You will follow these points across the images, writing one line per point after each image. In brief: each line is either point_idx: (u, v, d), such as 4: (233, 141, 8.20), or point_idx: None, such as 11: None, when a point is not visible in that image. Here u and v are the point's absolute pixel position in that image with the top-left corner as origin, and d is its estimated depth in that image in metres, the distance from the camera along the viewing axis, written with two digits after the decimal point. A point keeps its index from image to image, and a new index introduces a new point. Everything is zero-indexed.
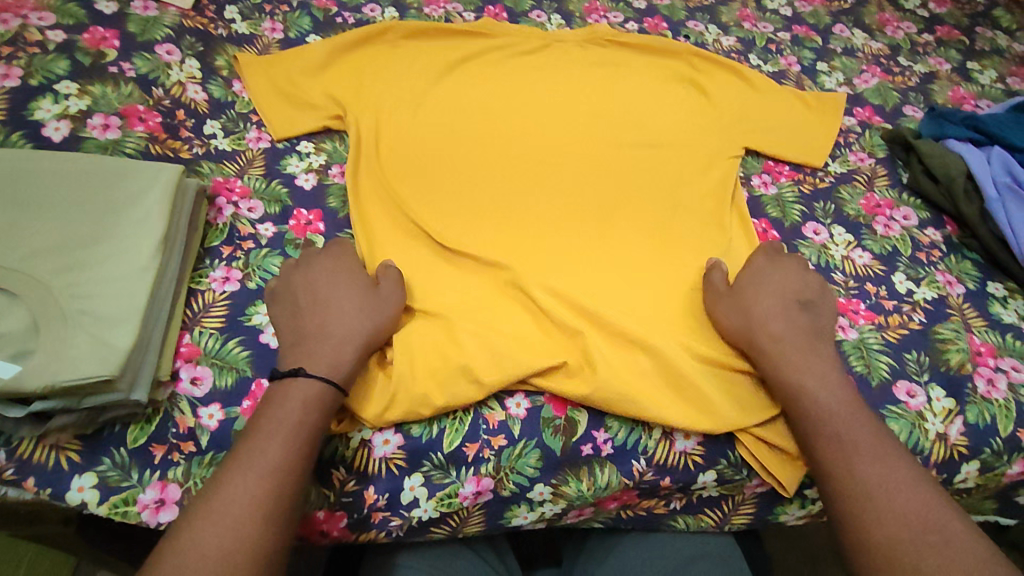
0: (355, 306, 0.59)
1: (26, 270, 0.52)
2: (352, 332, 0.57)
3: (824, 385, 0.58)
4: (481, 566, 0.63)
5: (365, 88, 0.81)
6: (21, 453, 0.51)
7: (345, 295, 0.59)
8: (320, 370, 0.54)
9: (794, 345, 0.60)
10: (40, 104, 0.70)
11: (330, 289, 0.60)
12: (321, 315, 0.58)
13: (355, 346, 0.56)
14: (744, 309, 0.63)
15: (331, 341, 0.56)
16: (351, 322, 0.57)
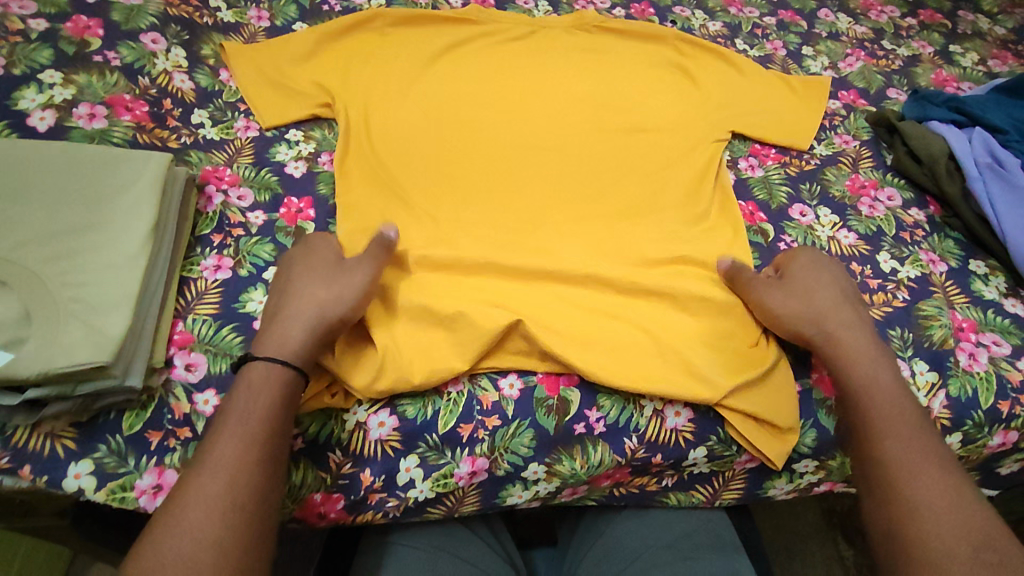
0: (315, 288, 0.58)
1: (16, 259, 0.52)
2: (307, 315, 0.56)
3: (876, 376, 0.59)
4: (478, 545, 0.64)
5: (353, 76, 0.81)
6: (16, 441, 0.51)
7: (306, 279, 0.59)
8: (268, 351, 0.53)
9: (860, 342, 0.61)
10: (24, 93, 0.69)
11: (290, 277, 0.59)
12: (282, 301, 0.57)
13: (306, 327, 0.55)
14: (799, 296, 0.64)
15: (289, 323, 0.55)
16: (308, 304, 0.56)
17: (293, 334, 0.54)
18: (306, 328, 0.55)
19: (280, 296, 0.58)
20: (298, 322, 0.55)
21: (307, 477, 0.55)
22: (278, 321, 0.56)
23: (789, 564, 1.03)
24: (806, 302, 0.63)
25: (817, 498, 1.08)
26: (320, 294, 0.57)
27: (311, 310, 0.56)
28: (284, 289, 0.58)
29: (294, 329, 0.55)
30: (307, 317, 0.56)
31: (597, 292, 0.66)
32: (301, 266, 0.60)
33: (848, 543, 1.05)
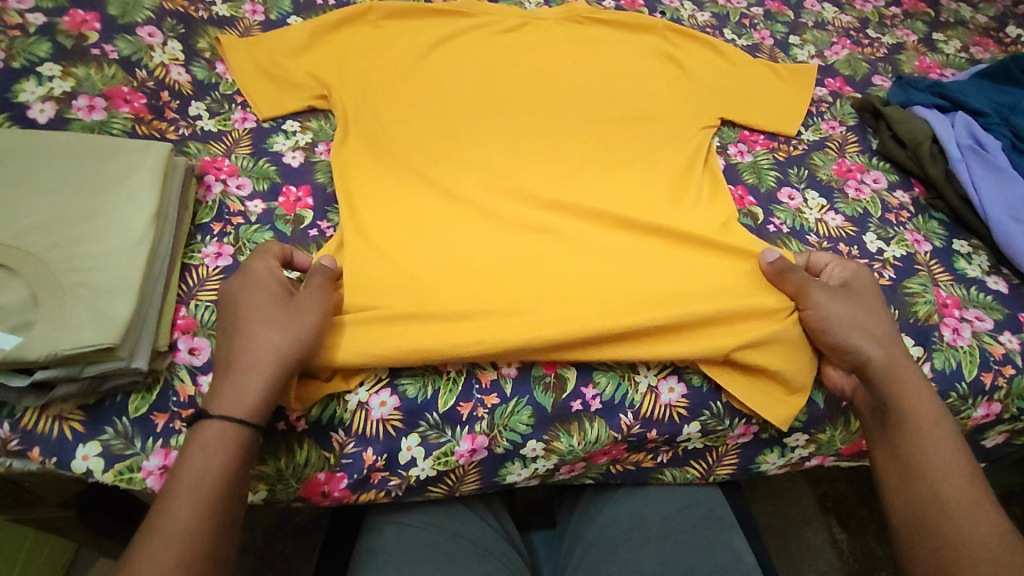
0: (266, 328, 0.54)
1: (22, 245, 0.53)
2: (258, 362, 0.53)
3: (934, 413, 0.59)
4: (478, 522, 0.66)
5: (348, 67, 0.82)
6: (25, 424, 0.52)
7: (256, 317, 0.55)
8: (229, 411, 0.51)
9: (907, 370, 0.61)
10: (24, 86, 0.70)
11: (237, 314, 0.55)
12: (233, 346, 0.54)
13: (261, 376, 0.52)
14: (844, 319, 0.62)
15: (246, 374, 0.52)
16: (262, 350, 0.53)
17: (252, 388, 0.52)
18: (266, 380, 0.52)
19: (229, 340, 0.55)
20: (256, 372, 0.52)
21: (311, 456, 0.57)
22: (232, 372, 0.52)
23: (784, 547, 1.05)
24: (856, 313, 0.63)
25: (811, 482, 1.11)
26: (273, 337, 0.54)
27: (267, 357, 0.53)
28: (234, 330, 0.54)
29: (252, 384, 0.52)
30: (264, 365, 0.53)
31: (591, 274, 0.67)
32: (244, 299, 0.56)
33: (841, 526, 1.07)
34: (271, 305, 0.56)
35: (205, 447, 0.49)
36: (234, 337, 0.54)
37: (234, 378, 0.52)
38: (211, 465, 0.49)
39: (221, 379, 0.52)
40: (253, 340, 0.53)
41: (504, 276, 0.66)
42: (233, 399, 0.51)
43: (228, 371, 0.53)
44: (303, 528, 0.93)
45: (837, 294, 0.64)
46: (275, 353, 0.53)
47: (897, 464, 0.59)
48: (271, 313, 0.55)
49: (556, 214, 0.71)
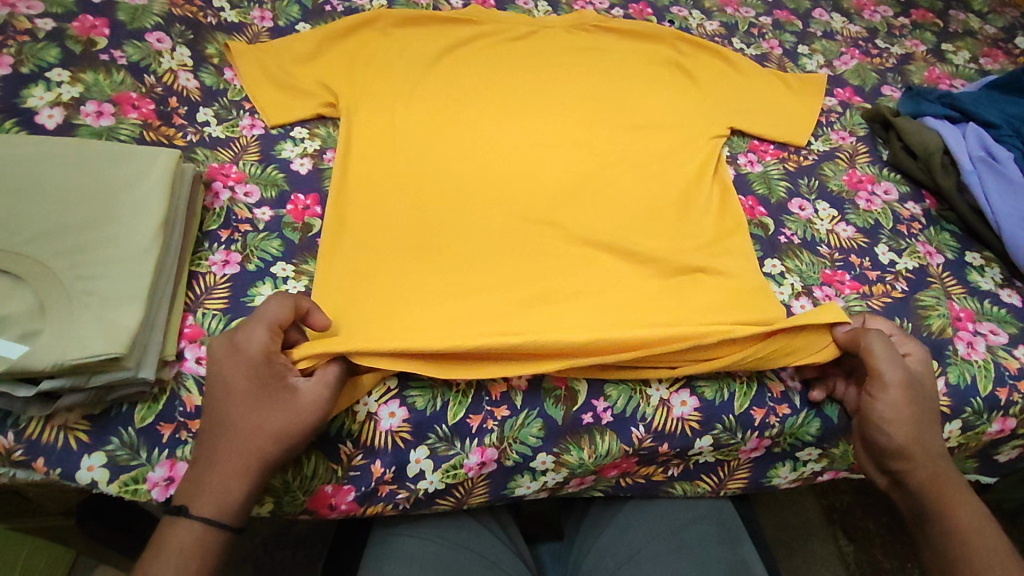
0: (262, 426, 0.50)
1: (29, 253, 0.52)
2: (250, 457, 0.50)
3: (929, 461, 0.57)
4: (486, 534, 0.65)
5: (357, 75, 0.82)
6: (30, 434, 0.51)
7: (249, 412, 0.50)
8: (208, 511, 0.48)
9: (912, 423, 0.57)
10: (32, 91, 0.70)
11: (226, 393, 0.50)
12: (220, 439, 0.50)
13: (250, 475, 0.50)
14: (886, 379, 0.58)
15: (230, 475, 0.49)
16: (251, 454, 0.50)
17: (235, 489, 0.49)
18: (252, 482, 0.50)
19: (214, 431, 0.50)
20: (239, 476, 0.49)
21: (318, 467, 0.56)
22: (215, 471, 0.49)
23: (791, 559, 1.04)
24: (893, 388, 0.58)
25: (817, 494, 1.10)
26: (266, 440, 0.50)
27: (256, 463, 0.50)
28: (221, 414, 0.50)
29: (239, 484, 0.49)
30: (252, 470, 0.50)
31: (599, 285, 0.67)
32: (234, 373, 0.51)
33: (848, 539, 1.06)
34: (264, 398, 0.51)
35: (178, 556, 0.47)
36: (223, 425, 0.50)
37: (219, 476, 0.49)
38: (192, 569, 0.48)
39: (203, 471, 0.49)
40: (245, 440, 0.50)
41: (512, 286, 0.66)
42: (214, 501, 0.49)
43: (212, 467, 0.49)
44: (306, 535, 0.93)
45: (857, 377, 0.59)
46: (264, 457, 0.50)
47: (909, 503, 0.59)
48: (264, 410, 0.50)
49: (565, 225, 0.71)
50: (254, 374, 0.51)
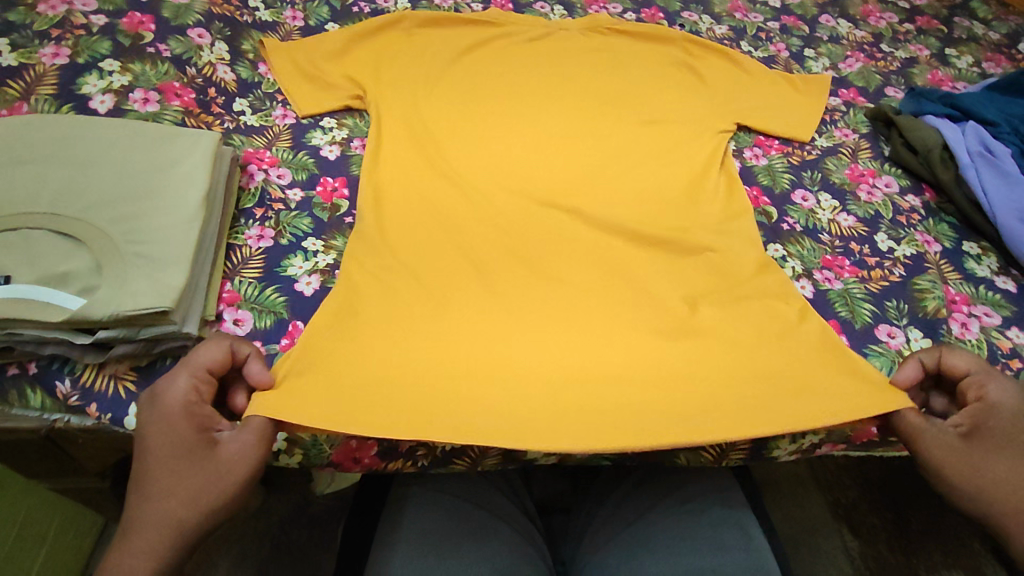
0: (175, 491, 0.50)
1: (87, 219, 0.57)
2: (165, 522, 0.50)
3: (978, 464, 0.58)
4: (496, 493, 0.70)
5: (383, 70, 0.87)
6: (85, 381, 0.56)
7: (165, 475, 0.50)
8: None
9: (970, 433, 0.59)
10: (87, 79, 0.75)
11: (146, 458, 0.51)
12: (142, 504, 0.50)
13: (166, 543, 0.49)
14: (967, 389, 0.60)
15: (144, 544, 0.49)
16: (167, 520, 0.50)
17: (147, 561, 0.49)
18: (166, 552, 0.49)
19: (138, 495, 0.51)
20: (150, 547, 0.49)
21: None
22: (133, 540, 0.49)
23: (796, 552, 1.05)
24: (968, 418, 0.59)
25: (822, 489, 1.12)
26: (178, 505, 0.50)
27: (171, 531, 0.50)
28: (141, 478, 0.51)
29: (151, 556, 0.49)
30: (169, 536, 0.50)
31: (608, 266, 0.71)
32: (153, 434, 0.51)
33: (852, 534, 1.08)
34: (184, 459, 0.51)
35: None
36: (143, 490, 0.51)
37: (135, 547, 0.49)
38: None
39: (124, 539, 0.50)
40: (161, 507, 0.50)
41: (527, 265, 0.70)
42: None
43: (130, 535, 0.50)
44: (319, 517, 0.97)
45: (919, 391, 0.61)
46: (181, 523, 0.50)
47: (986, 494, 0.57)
48: (182, 473, 0.51)
49: (578, 212, 0.75)
50: (175, 433, 0.51)
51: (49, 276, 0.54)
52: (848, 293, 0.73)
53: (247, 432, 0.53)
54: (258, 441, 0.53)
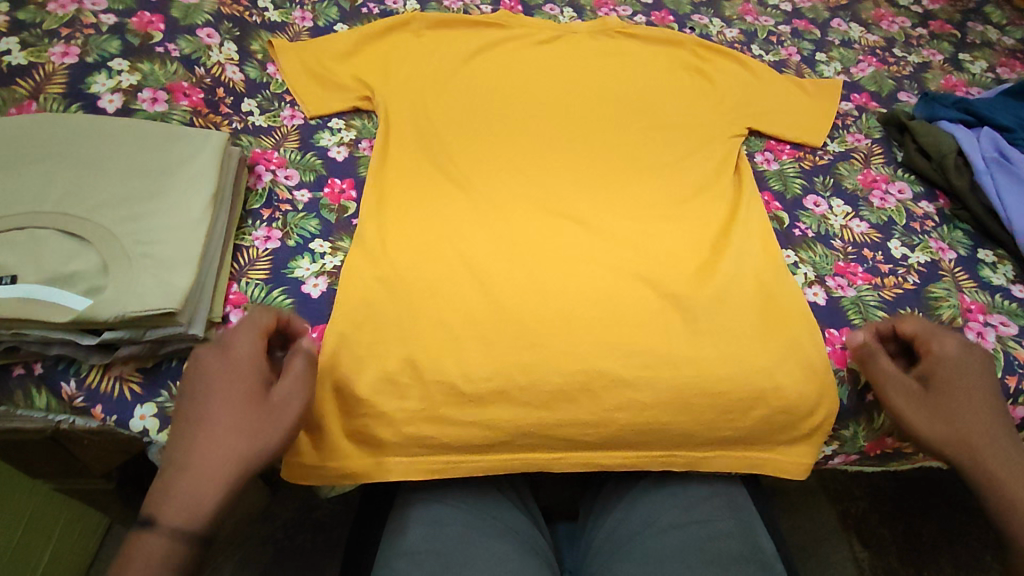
0: (238, 430, 0.50)
1: (95, 219, 0.57)
2: (229, 457, 0.49)
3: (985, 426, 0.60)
4: (503, 502, 0.68)
5: (391, 71, 0.86)
6: (90, 382, 0.55)
7: (228, 413, 0.51)
8: (177, 518, 0.48)
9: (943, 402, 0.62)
10: (95, 79, 0.75)
11: (206, 398, 0.51)
12: (185, 462, 0.49)
13: (228, 479, 0.49)
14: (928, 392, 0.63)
15: (193, 493, 0.48)
16: (229, 460, 0.49)
17: (208, 497, 0.48)
18: (227, 488, 0.49)
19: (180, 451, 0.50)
20: (215, 481, 0.49)
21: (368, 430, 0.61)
22: (182, 482, 0.49)
23: (804, 562, 1.04)
24: (938, 435, 0.61)
25: (832, 499, 1.10)
26: (236, 449, 0.50)
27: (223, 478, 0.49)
28: (196, 419, 0.51)
29: (197, 515, 0.48)
30: (232, 477, 0.49)
31: (615, 271, 0.70)
32: (217, 376, 0.52)
33: (862, 545, 1.06)
34: (244, 403, 0.52)
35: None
36: (198, 427, 0.50)
37: (182, 501, 0.48)
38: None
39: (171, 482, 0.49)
40: (214, 455, 0.49)
41: (536, 269, 0.69)
42: (182, 510, 0.48)
43: (181, 473, 0.49)
44: (324, 521, 0.96)
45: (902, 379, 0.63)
46: (244, 459, 0.50)
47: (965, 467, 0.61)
48: (245, 411, 0.51)
49: (586, 219, 0.75)
50: (236, 376, 0.52)
51: (54, 276, 0.53)
52: (861, 300, 0.72)
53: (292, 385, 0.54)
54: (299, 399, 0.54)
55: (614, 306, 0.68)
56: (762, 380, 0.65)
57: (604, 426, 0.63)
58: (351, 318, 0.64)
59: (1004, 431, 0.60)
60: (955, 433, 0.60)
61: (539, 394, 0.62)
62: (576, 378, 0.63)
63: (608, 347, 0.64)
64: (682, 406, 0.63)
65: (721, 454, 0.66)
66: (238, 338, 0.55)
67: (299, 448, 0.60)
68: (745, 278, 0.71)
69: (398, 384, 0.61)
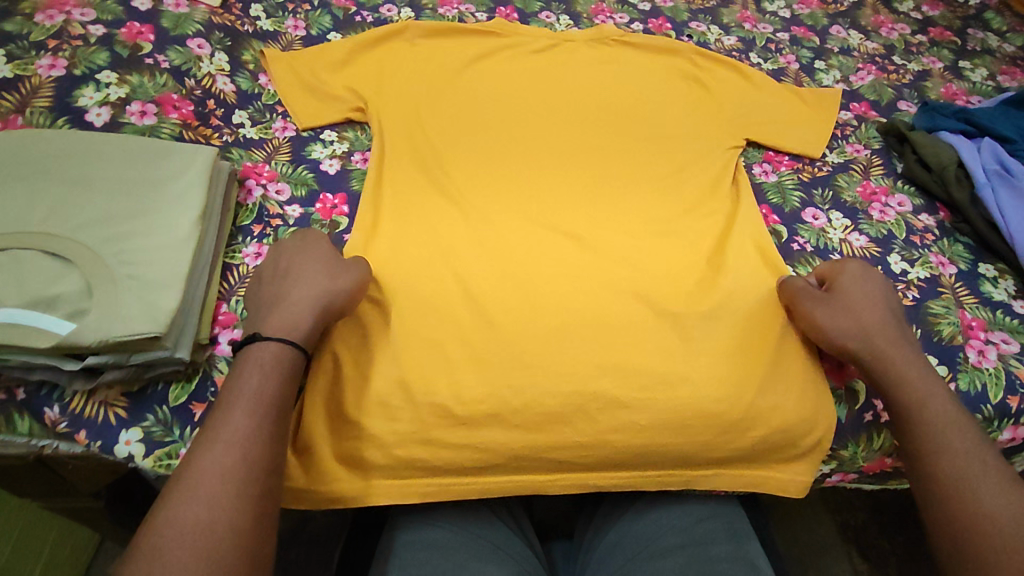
0: (321, 276, 0.60)
1: (79, 239, 0.56)
2: (315, 290, 0.58)
3: (929, 391, 0.60)
4: (497, 523, 0.67)
5: (385, 81, 0.85)
6: (74, 408, 0.55)
7: (309, 267, 0.60)
8: (277, 334, 0.55)
9: (882, 337, 0.62)
10: (83, 92, 0.74)
11: (288, 267, 0.61)
12: (257, 356, 0.53)
13: (314, 311, 0.57)
14: (850, 314, 0.64)
15: (241, 443, 0.48)
16: (316, 296, 0.58)
17: (303, 320, 0.57)
18: (315, 318, 0.57)
19: (242, 364, 0.53)
20: (305, 312, 0.57)
21: (359, 455, 0.60)
22: (225, 437, 0.48)
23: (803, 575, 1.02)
24: (861, 347, 0.62)
25: (831, 510, 1.09)
26: (278, 380, 0.53)
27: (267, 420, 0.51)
28: (282, 278, 0.60)
29: (285, 356, 0.54)
30: (319, 312, 0.58)
31: (611, 287, 0.69)
32: (295, 255, 0.62)
33: (861, 557, 1.05)
34: (322, 265, 0.61)
35: (195, 542, 0.43)
36: (285, 280, 0.59)
37: (274, 335, 0.55)
38: (223, 546, 0.44)
39: (212, 446, 0.48)
40: (269, 370, 0.53)
41: (531, 286, 0.68)
42: (282, 327, 0.56)
43: (221, 437, 0.48)
44: (320, 533, 0.95)
45: (828, 296, 0.66)
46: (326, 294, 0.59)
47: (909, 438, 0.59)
48: (324, 265, 0.61)
49: (580, 234, 0.74)
50: (311, 251, 0.62)
51: (36, 299, 0.52)
52: None
53: (355, 265, 0.63)
54: (363, 273, 0.63)
55: (610, 324, 0.66)
56: (759, 399, 0.64)
57: (599, 447, 0.62)
58: (344, 341, 0.64)
59: (916, 353, 0.62)
60: (875, 344, 0.62)
61: (533, 415, 0.61)
62: (571, 399, 0.62)
63: (604, 367, 0.64)
64: (678, 428, 0.62)
65: (722, 473, 0.65)
66: (311, 234, 0.65)
67: (287, 470, 0.59)
68: (742, 294, 0.70)
69: (390, 406, 0.60)
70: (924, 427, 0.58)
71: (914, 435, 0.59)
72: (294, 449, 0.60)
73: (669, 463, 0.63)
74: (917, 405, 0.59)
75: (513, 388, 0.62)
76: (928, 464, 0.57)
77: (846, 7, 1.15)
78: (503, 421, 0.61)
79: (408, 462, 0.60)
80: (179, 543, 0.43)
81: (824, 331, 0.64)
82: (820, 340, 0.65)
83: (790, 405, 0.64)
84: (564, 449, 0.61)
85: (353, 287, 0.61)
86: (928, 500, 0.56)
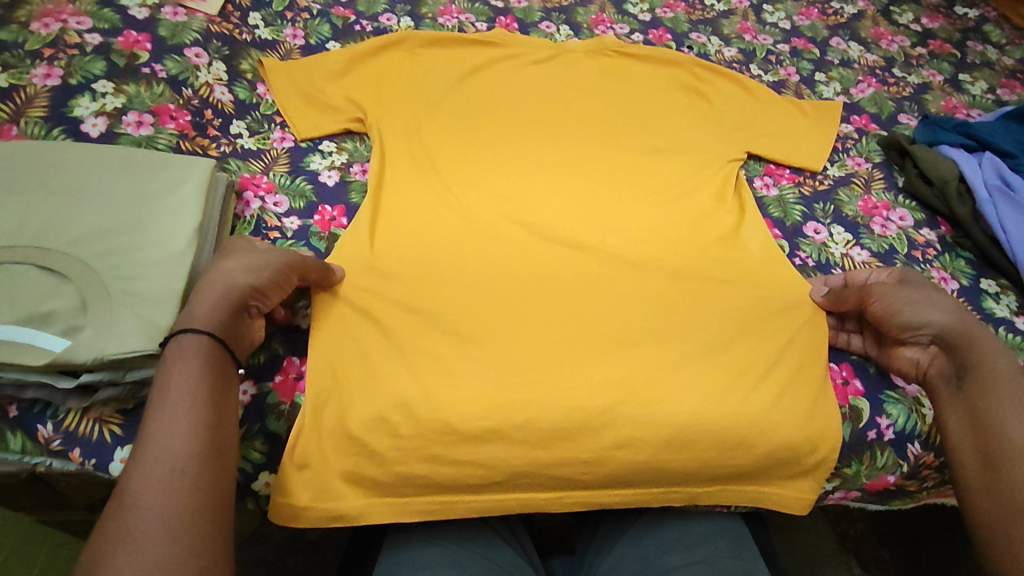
0: (232, 260, 0.56)
1: (74, 255, 0.55)
2: (221, 273, 0.55)
3: (1005, 369, 0.60)
4: (497, 540, 0.65)
5: (385, 92, 0.84)
6: (67, 425, 0.54)
7: (225, 255, 0.57)
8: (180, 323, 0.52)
9: (966, 320, 0.63)
10: (79, 102, 0.73)
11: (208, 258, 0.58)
12: (176, 352, 0.50)
13: (218, 293, 0.54)
14: (927, 300, 0.64)
15: (176, 447, 0.46)
16: (221, 277, 0.54)
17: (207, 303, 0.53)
18: (222, 300, 0.53)
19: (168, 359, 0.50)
20: (213, 296, 0.53)
21: (362, 473, 0.59)
22: (160, 441, 0.46)
23: None
24: (946, 334, 0.62)
25: (830, 520, 1.07)
26: (206, 373, 0.50)
27: (203, 421, 0.48)
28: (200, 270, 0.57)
29: (206, 344, 0.51)
30: (226, 292, 0.54)
31: (614, 301, 0.69)
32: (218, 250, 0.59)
33: (861, 567, 1.03)
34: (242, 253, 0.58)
35: (144, 552, 0.41)
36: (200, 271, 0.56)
37: (192, 321, 0.51)
38: (177, 552, 0.42)
39: (148, 451, 0.45)
40: (197, 369, 0.50)
41: (533, 301, 0.68)
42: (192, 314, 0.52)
43: (157, 441, 0.46)
44: (316, 543, 0.92)
45: (916, 289, 0.65)
46: (232, 276, 0.55)
47: (968, 412, 0.60)
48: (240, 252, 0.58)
49: (582, 247, 0.73)
50: (233, 245, 0.60)
51: (30, 315, 0.51)
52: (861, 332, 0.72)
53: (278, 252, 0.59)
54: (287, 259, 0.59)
55: (612, 339, 0.66)
56: (763, 416, 0.63)
57: (602, 464, 0.61)
58: (342, 355, 0.63)
59: (1006, 349, 0.61)
60: (965, 332, 0.62)
61: (536, 432, 0.60)
62: (574, 415, 0.61)
63: (606, 383, 0.63)
64: (681, 445, 0.61)
65: (725, 489, 0.64)
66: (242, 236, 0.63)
67: (286, 488, 0.58)
68: (744, 309, 0.70)
69: (389, 423, 0.59)
70: (989, 397, 0.59)
71: (979, 401, 0.59)
72: (296, 467, 0.59)
73: (673, 480, 0.63)
74: (990, 391, 0.59)
75: (515, 405, 0.61)
76: (989, 432, 0.57)
77: (846, 19, 1.15)
78: (505, 437, 0.60)
79: (411, 480, 0.59)
80: (124, 555, 0.41)
81: (905, 315, 0.63)
82: (899, 326, 0.64)
83: (792, 422, 0.64)
84: (567, 467, 0.61)
85: (275, 271, 0.57)
86: (979, 476, 0.57)
